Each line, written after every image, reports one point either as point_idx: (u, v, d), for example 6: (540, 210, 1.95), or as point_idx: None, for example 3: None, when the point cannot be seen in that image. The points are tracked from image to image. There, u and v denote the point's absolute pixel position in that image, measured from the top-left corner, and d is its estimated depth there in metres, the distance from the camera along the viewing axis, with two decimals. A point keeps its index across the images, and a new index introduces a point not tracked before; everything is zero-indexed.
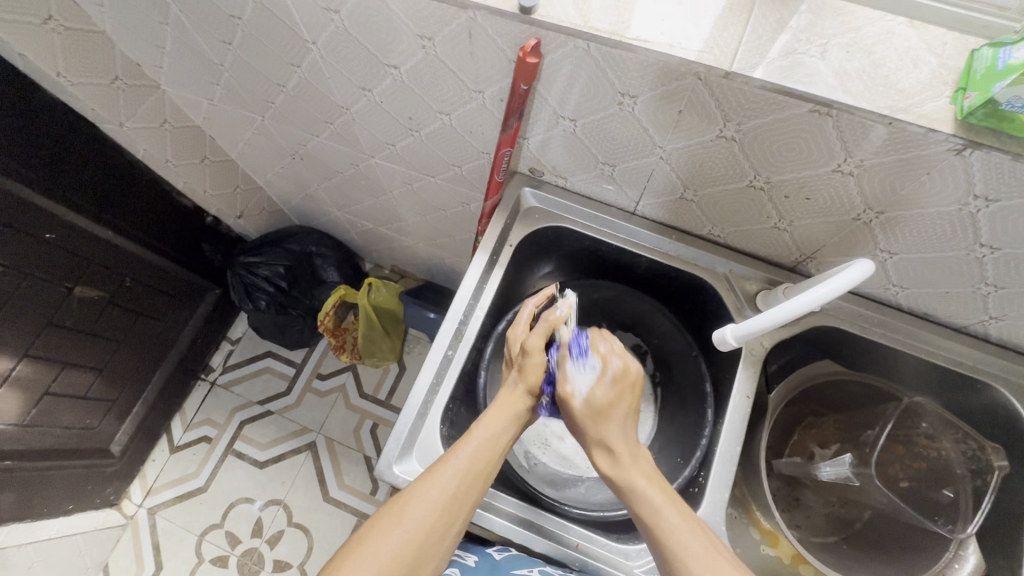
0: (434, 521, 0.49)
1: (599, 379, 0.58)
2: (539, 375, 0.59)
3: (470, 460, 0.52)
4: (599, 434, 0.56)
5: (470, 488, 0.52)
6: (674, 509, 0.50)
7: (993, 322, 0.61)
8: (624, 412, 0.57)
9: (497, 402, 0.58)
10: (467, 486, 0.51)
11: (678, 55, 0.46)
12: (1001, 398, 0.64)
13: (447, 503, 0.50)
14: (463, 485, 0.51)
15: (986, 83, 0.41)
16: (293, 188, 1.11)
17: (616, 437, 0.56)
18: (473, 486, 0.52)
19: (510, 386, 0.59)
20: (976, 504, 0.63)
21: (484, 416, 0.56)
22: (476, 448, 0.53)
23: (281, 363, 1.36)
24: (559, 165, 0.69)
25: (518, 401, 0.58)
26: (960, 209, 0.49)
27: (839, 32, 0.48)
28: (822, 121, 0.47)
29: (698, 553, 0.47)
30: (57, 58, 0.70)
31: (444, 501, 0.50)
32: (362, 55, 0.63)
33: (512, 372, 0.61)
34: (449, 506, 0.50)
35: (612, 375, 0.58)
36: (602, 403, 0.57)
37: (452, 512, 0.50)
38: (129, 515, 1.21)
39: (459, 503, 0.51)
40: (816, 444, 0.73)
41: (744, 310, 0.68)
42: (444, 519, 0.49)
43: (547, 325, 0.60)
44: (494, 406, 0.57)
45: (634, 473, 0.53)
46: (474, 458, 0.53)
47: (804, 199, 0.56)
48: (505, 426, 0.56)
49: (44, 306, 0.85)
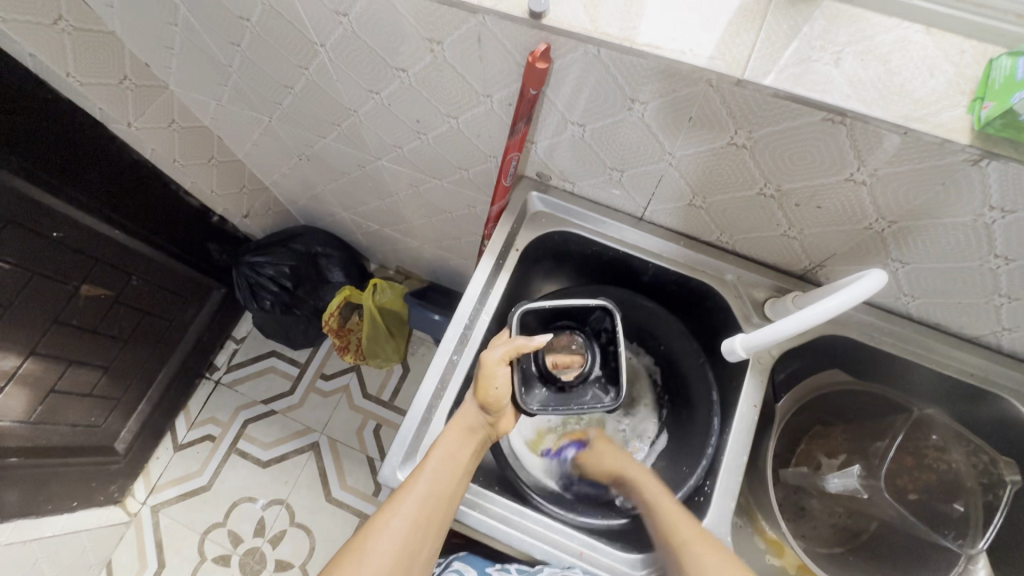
0: (401, 552, 0.53)
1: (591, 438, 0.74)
2: (487, 391, 0.60)
3: (430, 484, 0.56)
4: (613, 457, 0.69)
5: (434, 510, 0.56)
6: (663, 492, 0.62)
7: (1006, 333, 0.60)
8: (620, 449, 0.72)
9: (457, 420, 0.61)
10: (428, 509, 0.55)
11: (690, 61, 0.46)
12: (1012, 410, 0.63)
13: (410, 530, 0.54)
14: (424, 510, 0.55)
15: (1004, 93, 0.40)
16: (300, 189, 1.11)
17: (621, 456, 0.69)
18: (437, 507, 0.56)
19: (469, 401, 0.62)
20: (987, 520, 0.62)
21: (441, 438, 0.59)
22: (435, 472, 0.57)
23: (285, 363, 1.36)
24: (566, 169, 0.68)
25: (474, 418, 0.61)
26: (975, 220, 0.49)
27: (852, 39, 0.47)
28: (836, 130, 0.46)
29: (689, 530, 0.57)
30: (67, 60, 0.70)
31: (407, 527, 0.54)
32: (371, 59, 0.63)
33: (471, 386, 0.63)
34: (416, 532, 0.54)
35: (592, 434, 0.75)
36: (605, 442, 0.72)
37: (417, 539, 0.54)
38: (133, 512, 1.22)
39: (423, 527, 0.55)
40: (823, 454, 0.72)
41: (752, 318, 0.68)
42: (412, 543, 0.54)
43: (514, 349, 0.59)
44: (453, 424, 0.60)
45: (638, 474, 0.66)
46: (434, 481, 0.56)
47: (816, 207, 0.55)
48: (460, 447, 0.59)
49: (51, 304, 0.86)
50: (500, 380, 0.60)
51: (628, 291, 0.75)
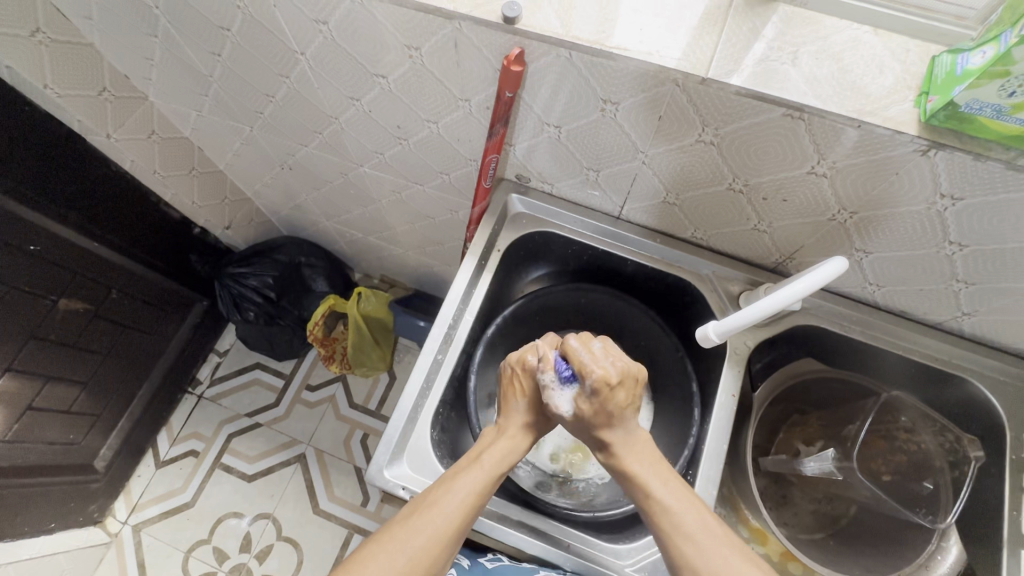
0: (436, 552, 0.48)
1: (581, 393, 0.55)
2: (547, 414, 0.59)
3: (482, 483, 0.52)
4: (600, 440, 0.56)
5: (475, 511, 0.51)
6: (673, 480, 0.53)
7: (966, 318, 0.63)
8: (630, 414, 0.56)
9: (509, 423, 0.58)
10: (471, 510, 0.51)
11: (657, 62, 0.48)
12: (975, 392, 0.66)
13: (451, 533, 0.49)
14: (468, 511, 0.50)
15: (946, 87, 0.44)
16: (282, 199, 1.12)
17: (618, 436, 0.56)
18: (477, 510, 0.52)
19: (522, 413, 0.58)
20: (956, 494, 0.65)
21: (494, 442, 0.56)
22: (487, 472, 0.53)
23: (270, 374, 1.36)
24: (545, 171, 0.70)
25: (524, 439, 0.57)
26: (929, 208, 0.51)
27: (810, 40, 0.50)
28: (795, 125, 0.49)
29: (700, 528, 0.50)
30: (45, 70, 0.70)
31: (449, 524, 0.49)
32: (352, 66, 0.64)
33: (519, 399, 0.59)
34: (455, 528, 0.49)
35: (592, 386, 0.54)
36: (589, 413, 0.55)
37: (454, 542, 0.49)
38: (113, 533, 1.19)
39: (463, 528, 0.50)
40: (801, 441, 0.74)
41: (728, 310, 0.70)
42: (448, 546, 0.49)
43: (538, 399, 0.58)
44: (507, 427, 0.57)
45: (632, 461, 0.55)
46: (484, 482, 0.52)
47: (781, 201, 0.58)
48: (512, 454, 0.55)
49: (27, 318, 0.85)
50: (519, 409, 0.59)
51: (605, 289, 0.76)
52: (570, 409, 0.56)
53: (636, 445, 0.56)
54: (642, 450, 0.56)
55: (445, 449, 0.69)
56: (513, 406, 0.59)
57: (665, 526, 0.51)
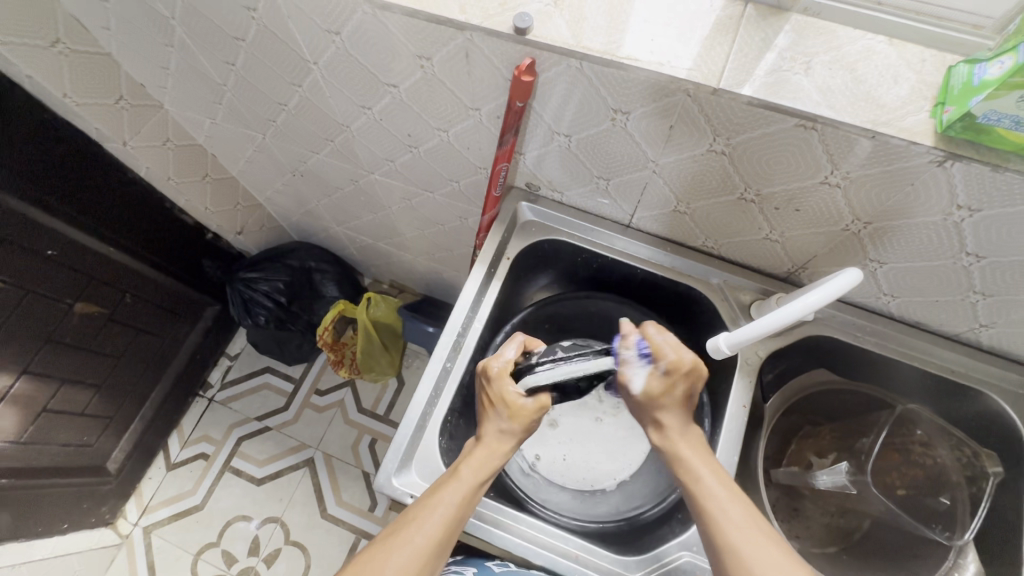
0: (419, 567, 0.48)
1: (657, 370, 0.55)
2: (527, 419, 0.56)
3: (461, 496, 0.52)
4: (657, 420, 0.56)
5: (457, 523, 0.51)
6: (713, 470, 0.53)
7: (983, 329, 0.62)
8: (685, 407, 0.56)
9: (485, 431, 0.57)
10: (454, 522, 0.51)
11: (668, 73, 0.48)
12: (992, 405, 0.65)
13: (432, 549, 0.49)
14: (448, 525, 0.50)
15: (963, 98, 0.43)
16: (293, 206, 1.13)
17: (672, 420, 0.55)
18: (459, 524, 0.51)
19: (495, 420, 0.56)
20: (973, 510, 0.64)
21: (473, 452, 0.55)
22: (465, 482, 0.53)
23: (279, 379, 1.36)
24: (555, 180, 0.70)
25: (504, 447, 0.56)
26: (945, 219, 0.51)
27: (823, 49, 0.49)
28: (809, 135, 0.49)
29: (742, 519, 0.49)
30: (64, 79, 0.71)
31: (430, 542, 0.49)
32: (363, 75, 0.65)
33: (491, 407, 0.57)
34: (435, 545, 0.49)
35: (667, 366, 0.54)
36: (660, 392, 0.55)
37: (437, 556, 0.49)
38: (124, 534, 1.20)
39: (445, 543, 0.50)
40: (813, 453, 0.73)
41: (739, 320, 0.69)
42: (431, 561, 0.48)
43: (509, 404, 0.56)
44: (484, 434, 0.56)
45: (684, 446, 0.55)
46: (463, 495, 0.52)
47: (794, 211, 0.58)
48: (491, 460, 0.55)
49: (45, 322, 0.86)
50: (494, 419, 0.56)
51: (614, 297, 0.76)
52: (641, 385, 0.55)
53: (690, 436, 0.55)
54: (692, 438, 0.55)
55: (453, 456, 0.69)
56: (488, 415, 0.57)
57: (709, 511, 0.50)
